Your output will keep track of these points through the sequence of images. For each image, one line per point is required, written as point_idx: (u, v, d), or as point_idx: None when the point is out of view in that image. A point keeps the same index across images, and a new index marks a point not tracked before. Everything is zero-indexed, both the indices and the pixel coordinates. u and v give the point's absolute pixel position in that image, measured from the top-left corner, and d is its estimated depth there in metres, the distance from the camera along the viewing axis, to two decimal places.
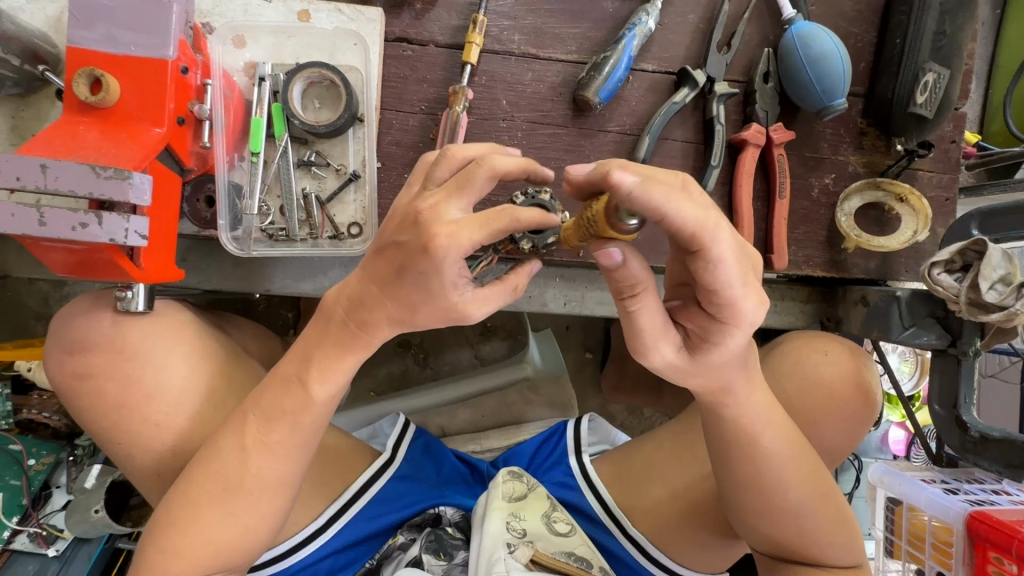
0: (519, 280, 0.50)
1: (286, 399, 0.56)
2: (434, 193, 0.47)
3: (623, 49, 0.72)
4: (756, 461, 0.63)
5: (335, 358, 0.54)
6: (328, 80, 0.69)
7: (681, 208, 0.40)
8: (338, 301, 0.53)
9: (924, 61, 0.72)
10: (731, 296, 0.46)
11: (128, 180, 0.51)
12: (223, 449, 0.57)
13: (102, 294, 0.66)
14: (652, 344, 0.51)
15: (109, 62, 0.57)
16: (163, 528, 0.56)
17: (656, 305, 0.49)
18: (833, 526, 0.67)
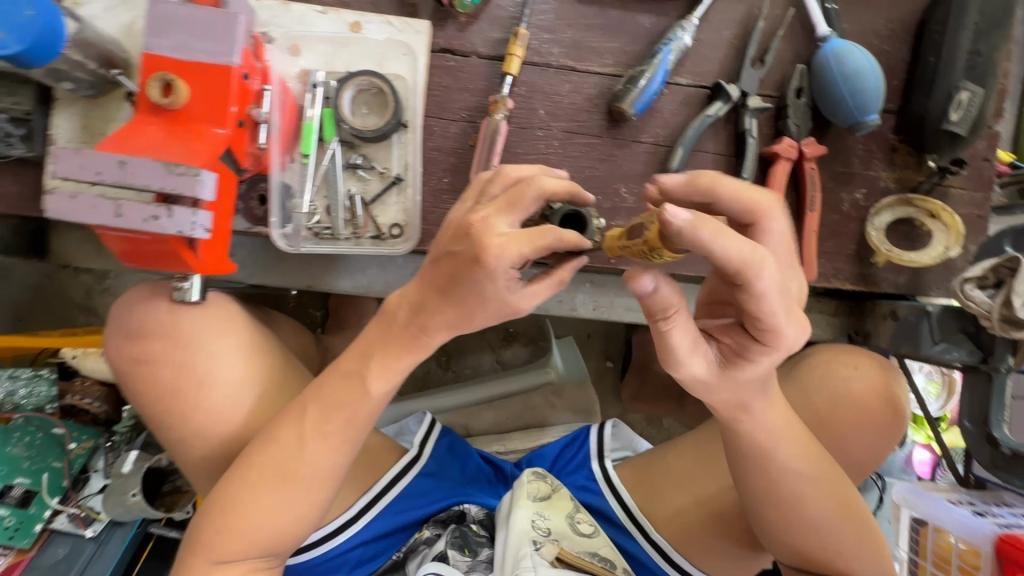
0: (564, 275, 0.54)
1: (345, 393, 0.61)
2: (486, 209, 0.54)
3: (659, 64, 0.75)
4: (775, 473, 0.64)
5: (394, 358, 0.59)
6: (377, 88, 0.73)
7: (730, 246, 0.44)
8: (400, 305, 0.59)
9: (958, 80, 0.73)
10: (774, 325, 0.50)
11: (196, 177, 0.55)
12: (281, 436, 0.61)
13: (160, 283, 0.70)
14: (686, 360, 0.54)
15: (179, 67, 0.61)
16: (218, 508, 0.61)
17: (689, 324, 0.52)
18: (859, 539, 0.67)
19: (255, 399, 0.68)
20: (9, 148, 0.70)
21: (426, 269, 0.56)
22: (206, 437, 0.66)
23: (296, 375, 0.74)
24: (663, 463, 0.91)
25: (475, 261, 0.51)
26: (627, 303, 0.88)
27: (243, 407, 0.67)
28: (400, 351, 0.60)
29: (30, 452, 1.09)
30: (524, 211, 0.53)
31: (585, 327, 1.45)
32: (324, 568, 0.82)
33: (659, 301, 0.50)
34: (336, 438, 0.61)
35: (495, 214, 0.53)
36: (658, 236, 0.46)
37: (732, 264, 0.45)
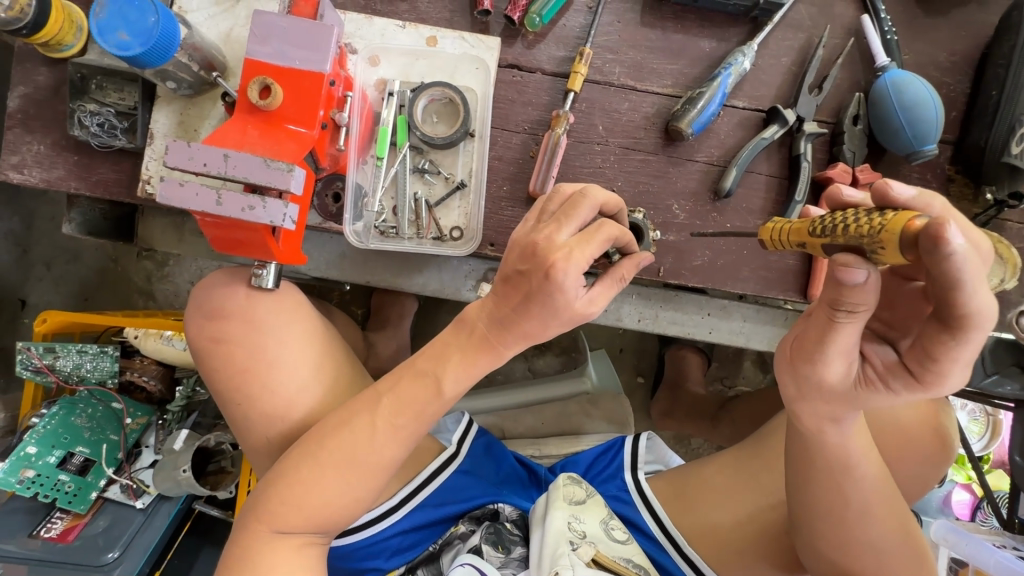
0: (626, 271, 0.61)
1: (420, 391, 0.64)
2: (546, 226, 0.58)
3: (718, 86, 0.77)
4: (844, 490, 0.64)
5: (471, 361, 0.63)
6: (448, 98, 0.77)
7: (975, 291, 0.42)
8: (480, 315, 0.62)
9: (1021, 114, 0.74)
10: (946, 371, 0.48)
11: (289, 172, 0.60)
12: (354, 422, 0.64)
13: (237, 269, 0.75)
14: (830, 359, 0.52)
15: (276, 73, 0.67)
16: (286, 482, 0.63)
17: (860, 329, 0.50)
18: (908, 565, 0.68)
19: (320, 384, 0.72)
20: (113, 139, 0.77)
21: (495, 288, 0.60)
22: (270, 414, 0.70)
23: (352, 369, 0.78)
24: (699, 478, 0.92)
25: (545, 273, 0.55)
26: (671, 317, 0.90)
27: (309, 391, 0.71)
28: (477, 354, 0.63)
29: (91, 423, 1.15)
30: (579, 220, 0.58)
31: (617, 342, 1.47)
32: (366, 552, 0.85)
33: (855, 298, 0.47)
34: (408, 431, 0.64)
35: (554, 229, 0.57)
36: (893, 239, 0.43)
37: (958, 305, 0.43)
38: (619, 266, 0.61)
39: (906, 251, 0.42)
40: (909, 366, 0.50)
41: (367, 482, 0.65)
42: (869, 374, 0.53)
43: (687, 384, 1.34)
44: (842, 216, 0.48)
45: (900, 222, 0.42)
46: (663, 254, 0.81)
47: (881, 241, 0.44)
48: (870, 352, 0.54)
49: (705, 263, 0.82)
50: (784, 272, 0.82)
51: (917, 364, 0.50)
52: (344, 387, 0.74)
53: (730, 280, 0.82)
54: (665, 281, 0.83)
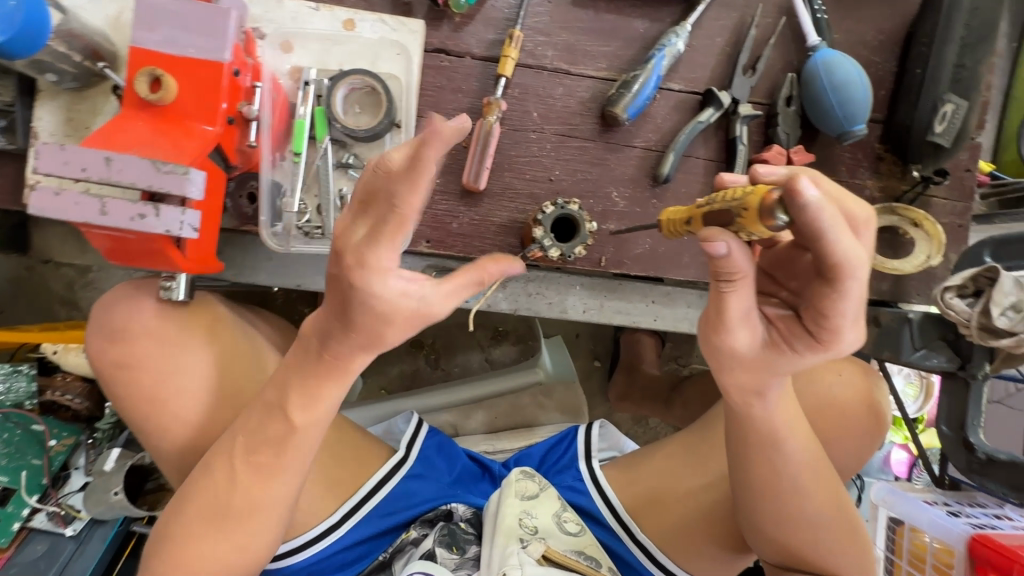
0: (484, 272, 0.49)
1: (269, 427, 0.58)
2: (346, 224, 0.43)
3: (653, 69, 0.75)
4: (773, 468, 0.66)
5: (315, 387, 0.55)
6: (369, 86, 0.72)
7: (842, 240, 0.44)
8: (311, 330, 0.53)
9: (943, 93, 0.75)
10: (838, 326, 0.49)
11: (185, 175, 0.54)
12: (222, 454, 0.61)
13: (145, 283, 0.69)
14: (733, 329, 0.52)
15: (168, 63, 0.61)
16: (172, 532, 0.61)
17: (749, 295, 0.51)
18: (842, 536, 0.69)
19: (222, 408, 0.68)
20: None
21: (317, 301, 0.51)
22: (191, 443, 0.66)
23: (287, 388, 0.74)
24: (650, 463, 0.92)
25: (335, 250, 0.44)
26: (617, 306, 0.89)
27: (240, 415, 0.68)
28: (323, 376, 0.55)
29: (9, 449, 1.04)
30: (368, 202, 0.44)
31: (573, 328, 1.46)
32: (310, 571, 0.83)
33: (731, 263, 0.48)
34: (265, 465, 0.60)
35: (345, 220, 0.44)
36: (754, 207, 0.45)
37: (829, 255, 0.45)
38: (479, 268, 0.49)
39: (763, 219, 0.45)
40: (806, 327, 0.52)
41: (249, 527, 0.61)
42: (775, 336, 0.54)
43: (641, 366, 1.35)
44: (720, 192, 0.51)
45: (760, 193, 0.45)
46: (603, 244, 0.79)
47: (744, 208, 0.46)
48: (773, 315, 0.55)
49: (646, 250, 0.80)
50: None
51: (811, 322, 0.51)
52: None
53: (672, 267, 0.81)
54: (608, 271, 0.81)
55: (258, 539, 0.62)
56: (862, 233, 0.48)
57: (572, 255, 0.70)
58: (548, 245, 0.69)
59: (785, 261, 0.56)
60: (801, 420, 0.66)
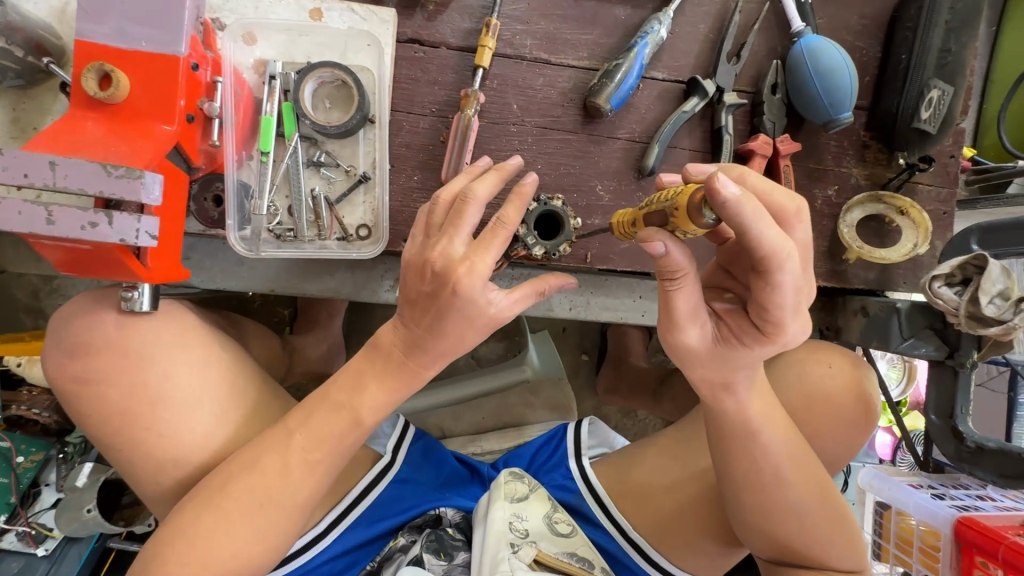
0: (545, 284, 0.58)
1: (336, 422, 0.59)
2: (439, 239, 0.54)
3: (635, 57, 0.73)
4: (753, 458, 0.64)
5: (388, 388, 0.60)
6: (340, 80, 0.68)
7: (767, 235, 0.45)
8: (394, 340, 0.59)
9: (929, 78, 0.73)
10: (781, 318, 0.51)
11: (139, 180, 0.51)
12: (273, 447, 0.59)
13: (106, 293, 0.65)
14: (685, 327, 0.54)
15: (120, 57, 0.57)
16: (187, 533, 0.56)
17: (694, 292, 0.53)
18: (832, 526, 0.67)
19: (225, 419, 0.64)
20: None
21: (402, 311, 0.57)
22: (162, 462, 0.62)
23: (267, 401, 0.70)
24: (641, 461, 0.90)
25: (444, 261, 0.52)
26: (604, 303, 0.87)
27: (217, 430, 0.63)
28: (396, 377, 0.60)
29: None
30: (471, 225, 0.53)
31: (560, 322, 1.44)
32: None
33: (672, 263, 0.50)
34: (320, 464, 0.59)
35: (449, 241, 0.53)
36: (685, 205, 0.47)
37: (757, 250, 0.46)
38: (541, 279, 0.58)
39: (692, 215, 0.47)
40: (752, 322, 0.54)
41: (278, 529, 0.59)
42: (725, 332, 0.56)
43: (630, 359, 1.34)
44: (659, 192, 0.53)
45: (690, 191, 0.47)
46: (589, 239, 0.77)
47: (676, 205, 0.48)
48: (723, 313, 0.57)
49: (633, 245, 0.78)
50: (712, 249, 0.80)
51: (757, 317, 0.53)
52: (258, 424, 0.67)
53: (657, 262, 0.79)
54: (595, 268, 0.79)
55: (292, 537, 0.60)
56: (795, 226, 0.50)
57: (556, 253, 0.61)
58: (533, 244, 0.61)
59: (736, 256, 0.59)
60: (780, 412, 0.66)
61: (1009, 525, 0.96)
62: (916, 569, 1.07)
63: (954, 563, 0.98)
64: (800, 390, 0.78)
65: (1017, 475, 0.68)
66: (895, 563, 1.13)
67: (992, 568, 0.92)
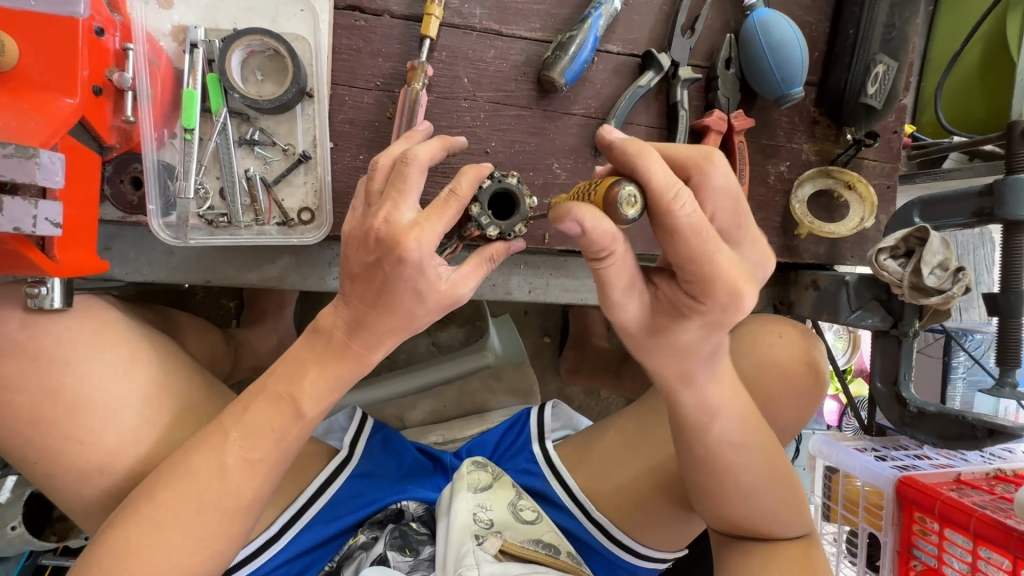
0: (495, 250, 0.55)
1: (277, 417, 0.55)
2: (380, 206, 0.50)
3: (589, 29, 0.70)
4: (708, 444, 0.62)
5: (333, 376, 0.55)
6: (272, 49, 0.63)
7: (655, 167, 0.43)
8: (336, 323, 0.55)
9: (875, 53, 0.74)
10: (704, 273, 0.46)
11: (33, 159, 0.44)
12: (209, 448, 0.54)
13: (9, 288, 0.58)
14: (621, 300, 0.50)
15: (1, 17, 0.49)
16: (116, 550, 0.51)
17: (627, 265, 0.47)
18: (785, 504, 0.67)
19: (148, 423, 0.59)
20: None
21: (343, 288, 0.54)
22: (86, 470, 0.56)
23: (205, 400, 0.65)
24: (601, 443, 0.89)
25: (384, 227, 0.49)
26: (564, 284, 0.85)
27: (146, 434, 0.58)
28: (339, 365, 0.55)
29: None
30: (417, 189, 0.50)
31: (521, 305, 1.42)
32: None
33: (595, 242, 0.44)
34: (262, 464, 0.55)
35: (394, 206, 0.50)
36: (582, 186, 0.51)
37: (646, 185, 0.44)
38: (489, 246, 0.55)
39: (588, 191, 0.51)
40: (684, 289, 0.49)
41: (218, 536, 0.54)
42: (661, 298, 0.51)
43: (591, 340, 1.34)
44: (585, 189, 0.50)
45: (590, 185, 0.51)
46: (546, 219, 0.75)
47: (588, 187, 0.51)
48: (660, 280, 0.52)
49: None
50: None
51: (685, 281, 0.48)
52: (194, 424, 0.62)
53: None
54: (554, 248, 0.77)
55: (238, 541, 0.56)
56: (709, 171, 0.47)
57: (512, 235, 0.56)
58: (487, 224, 0.55)
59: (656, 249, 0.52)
60: (739, 398, 0.62)
61: (943, 481, 1.03)
62: (861, 527, 1.13)
63: (895, 520, 1.05)
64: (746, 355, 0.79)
65: (955, 436, 0.72)
66: (842, 523, 1.19)
67: (928, 521, 0.99)
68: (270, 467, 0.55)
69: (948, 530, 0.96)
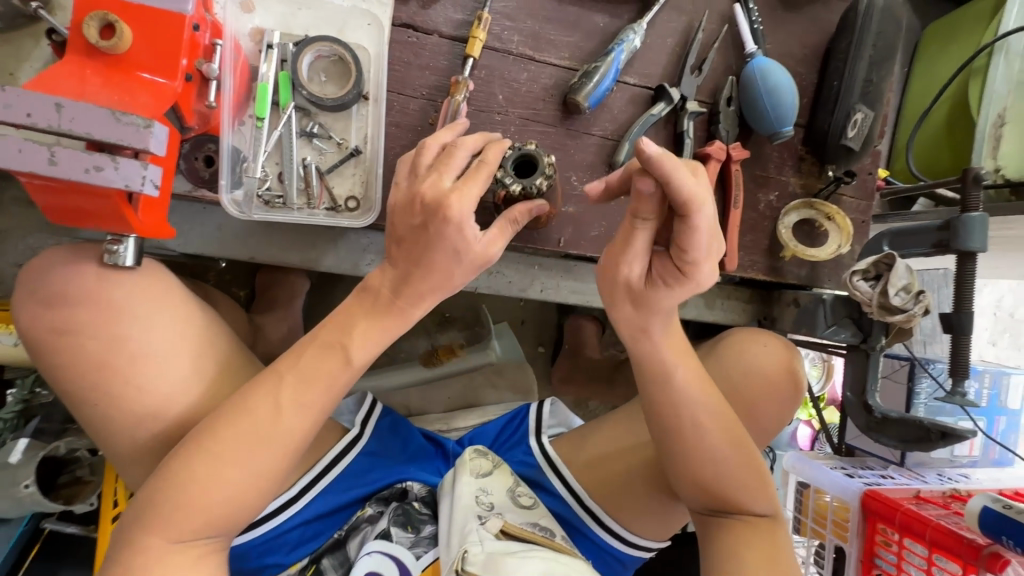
0: (518, 213, 0.63)
1: (318, 375, 0.61)
2: (427, 176, 0.58)
3: (612, 62, 0.80)
4: (668, 395, 0.72)
5: (368, 334, 0.62)
6: (337, 55, 0.71)
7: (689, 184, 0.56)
8: (383, 282, 0.62)
9: (855, 102, 0.86)
10: (698, 259, 0.61)
11: (148, 128, 0.52)
12: (258, 400, 0.59)
13: (84, 247, 0.64)
14: (631, 260, 0.63)
15: (120, 8, 0.57)
16: (165, 485, 0.57)
17: (648, 235, 0.62)
18: (748, 474, 0.73)
19: (199, 378, 0.64)
20: None
21: (392, 267, 0.61)
22: (138, 416, 0.62)
23: (245, 364, 0.71)
24: (595, 439, 0.96)
25: (436, 213, 0.56)
26: (573, 287, 0.94)
27: (196, 387, 0.64)
28: (381, 336, 0.62)
29: None
30: (458, 167, 0.59)
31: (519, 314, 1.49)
32: (262, 550, 0.80)
33: (645, 206, 0.60)
34: (302, 414, 0.60)
35: (437, 176, 0.58)
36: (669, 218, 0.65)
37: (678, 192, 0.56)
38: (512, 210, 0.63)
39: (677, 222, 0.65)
40: (675, 265, 0.63)
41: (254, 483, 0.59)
42: (654, 275, 0.65)
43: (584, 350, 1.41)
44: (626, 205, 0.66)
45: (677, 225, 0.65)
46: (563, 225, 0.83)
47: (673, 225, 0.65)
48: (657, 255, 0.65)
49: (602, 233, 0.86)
50: None
51: (677, 259, 0.62)
52: (236, 383, 0.68)
53: None
54: (568, 253, 0.85)
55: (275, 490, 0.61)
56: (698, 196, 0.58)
57: (532, 189, 0.66)
58: (510, 183, 0.66)
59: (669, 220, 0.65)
60: (693, 362, 0.73)
61: (904, 497, 1.11)
62: (829, 539, 1.22)
63: (859, 530, 1.14)
64: (722, 362, 0.88)
65: (914, 439, 0.81)
66: (811, 537, 1.27)
67: (890, 532, 1.07)
68: (299, 425, 0.61)
69: (907, 540, 1.04)
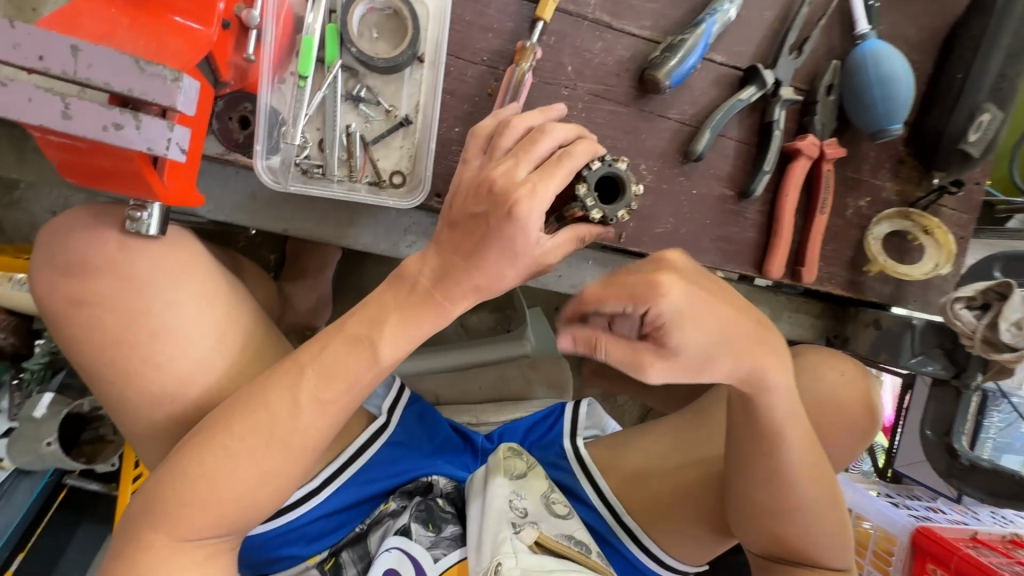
0: (581, 233, 0.54)
1: (349, 373, 0.55)
2: (503, 161, 0.51)
3: (702, 35, 0.69)
4: (778, 457, 0.62)
5: (400, 326, 0.55)
6: (393, 8, 0.63)
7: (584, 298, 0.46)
8: (422, 270, 0.54)
9: (982, 101, 0.73)
10: (657, 314, 0.44)
11: (176, 82, 0.45)
12: (283, 393, 0.53)
13: (107, 209, 0.58)
14: (651, 371, 0.45)
15: None
16: (183, 479, 0.52)
17: (623, 340, 0.46)
18: (836, 530, 0.68)
19: (222, 360, 0.59)
20: None
21: (440, 262, 0.54)
22: (157, 398, 0.57)
23: (271, 345, 0.65)
24: (635, 450, 0.89)
25: (499, 207, 0.48)
26: None
27: (218, 371, 0.59)
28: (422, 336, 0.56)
29: None
30: (538, 157, 0.51)
31: (553, 301, 1.42)
32: (280, 542, 0.76)
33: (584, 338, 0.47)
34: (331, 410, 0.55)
35: (512, 163, 0.50)
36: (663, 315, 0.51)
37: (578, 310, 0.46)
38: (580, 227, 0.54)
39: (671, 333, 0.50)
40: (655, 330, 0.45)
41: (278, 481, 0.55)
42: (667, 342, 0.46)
43: None
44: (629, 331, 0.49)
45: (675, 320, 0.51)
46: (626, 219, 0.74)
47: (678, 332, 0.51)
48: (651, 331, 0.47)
49: (667, 230, 0.77)
50: (743, 246, 0.79)
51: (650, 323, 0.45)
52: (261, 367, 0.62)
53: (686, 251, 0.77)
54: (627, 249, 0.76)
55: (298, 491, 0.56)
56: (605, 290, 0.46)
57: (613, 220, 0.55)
58: (591, 206, 0.55)
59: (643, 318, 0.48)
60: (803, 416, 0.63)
61: (960, 537, 1.02)
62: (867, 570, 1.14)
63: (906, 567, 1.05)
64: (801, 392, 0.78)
65: (1006, 495, 0.72)
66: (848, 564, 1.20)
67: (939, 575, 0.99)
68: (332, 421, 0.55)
69: None
